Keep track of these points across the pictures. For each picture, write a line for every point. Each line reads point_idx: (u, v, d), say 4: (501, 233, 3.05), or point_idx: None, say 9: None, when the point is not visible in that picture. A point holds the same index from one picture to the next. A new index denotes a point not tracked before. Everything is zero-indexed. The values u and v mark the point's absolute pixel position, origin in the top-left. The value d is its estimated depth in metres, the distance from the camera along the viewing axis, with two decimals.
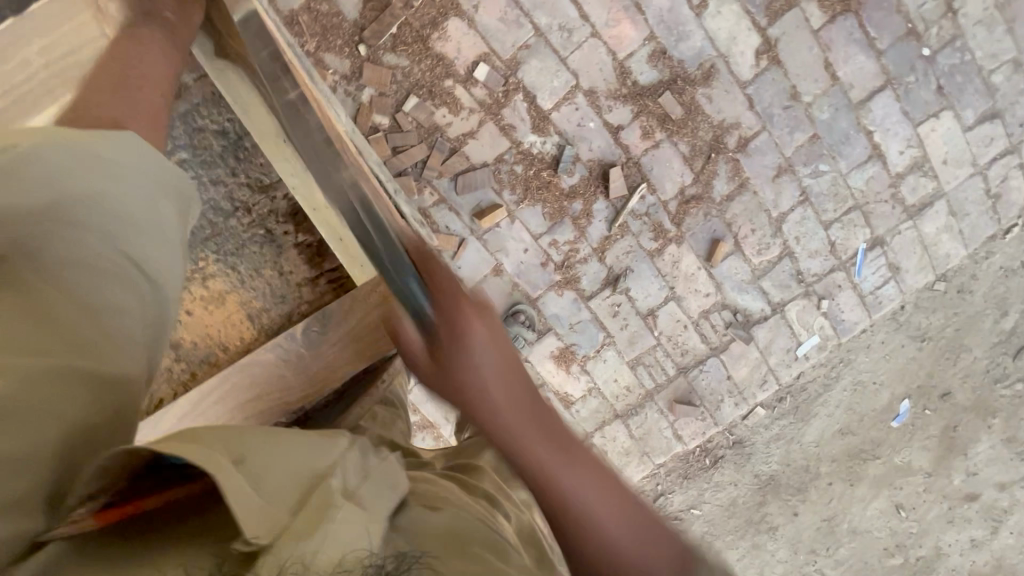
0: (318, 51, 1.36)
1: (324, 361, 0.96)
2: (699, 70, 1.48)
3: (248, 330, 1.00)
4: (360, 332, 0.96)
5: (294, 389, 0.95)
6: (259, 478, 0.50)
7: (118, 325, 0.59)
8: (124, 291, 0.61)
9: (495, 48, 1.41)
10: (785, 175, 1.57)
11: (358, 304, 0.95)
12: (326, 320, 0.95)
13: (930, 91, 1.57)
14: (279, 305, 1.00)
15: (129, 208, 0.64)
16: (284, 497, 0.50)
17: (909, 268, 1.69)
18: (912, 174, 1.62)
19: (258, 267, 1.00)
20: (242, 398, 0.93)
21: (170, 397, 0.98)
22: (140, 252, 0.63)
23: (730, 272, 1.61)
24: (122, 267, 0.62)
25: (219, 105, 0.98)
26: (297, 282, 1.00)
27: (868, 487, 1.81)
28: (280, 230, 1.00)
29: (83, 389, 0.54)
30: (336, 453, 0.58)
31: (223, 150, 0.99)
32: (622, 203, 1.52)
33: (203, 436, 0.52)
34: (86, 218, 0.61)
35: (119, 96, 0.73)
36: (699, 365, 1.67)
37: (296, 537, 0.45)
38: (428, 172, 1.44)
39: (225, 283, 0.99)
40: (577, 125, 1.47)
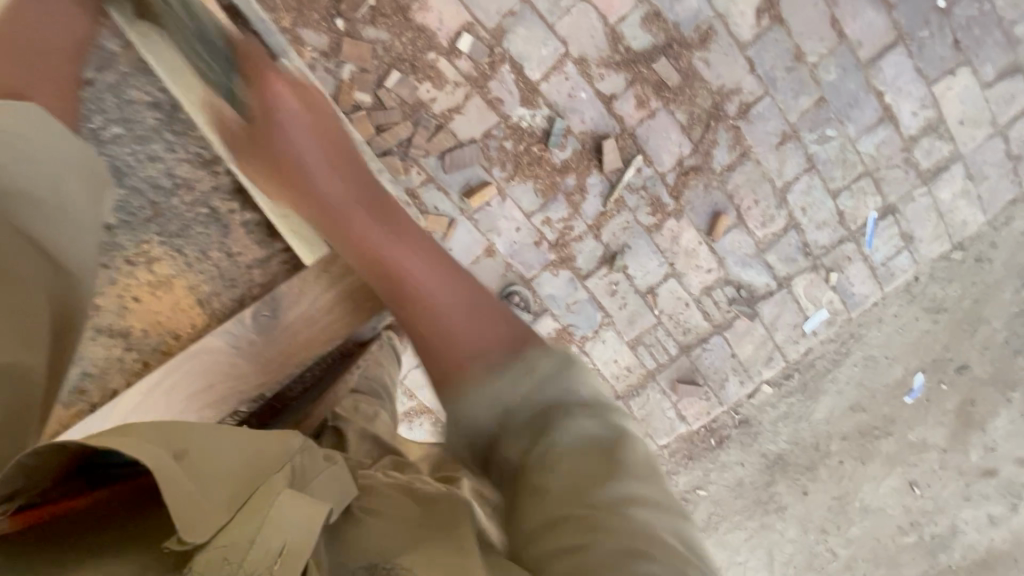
0: (294, 27, 1.30)
1: (275, 344, 0.92)
2: (696, 33, 1.40)
3: (199, 315, 0.96)
4: (312, 314, 0.93)
5: (247, 375, 0.91)
6: (202, 470, 0.50)
7: (15, 301, 0.53)
8: (31, 270, 0.56)
9: (478, 17, 1.34)
10: (789, 142, 1.49)
11: (307, 284, 0.92)
12: (275, 302, 0.92)
13: (946, 46, 1.47)
14: (230, 287, 0.97)
15: (35, 187, 0.60)
16: (220, 492, 0.49)
17: (923, 237, 1.61)
18: (926, 137, 1.53)
19: (205, 248, 0.96)
20: (194, 387, 0.89)
21: (123, 390, 0.94)
22: (40, 230, 0.59)
23: (733, 246, 1.55)
24: (24, 246, 0.57)
25: (149, 75, 0.94)
26: (246, 263, 0.97)
27: (880, 465, 1.76)
28: (225, 208, 0.97)
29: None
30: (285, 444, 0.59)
31: (158, 124, 0.94)
32: (618, 177, 1.46)
33: (139, 432, 0.50)
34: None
35: None
36: (702, 343, 1.62)
37: (230, 535, 0.45)
38: (414, 151, 1.39)
39: (171, 266, 0.95)
40: (568, 96, 1.40)
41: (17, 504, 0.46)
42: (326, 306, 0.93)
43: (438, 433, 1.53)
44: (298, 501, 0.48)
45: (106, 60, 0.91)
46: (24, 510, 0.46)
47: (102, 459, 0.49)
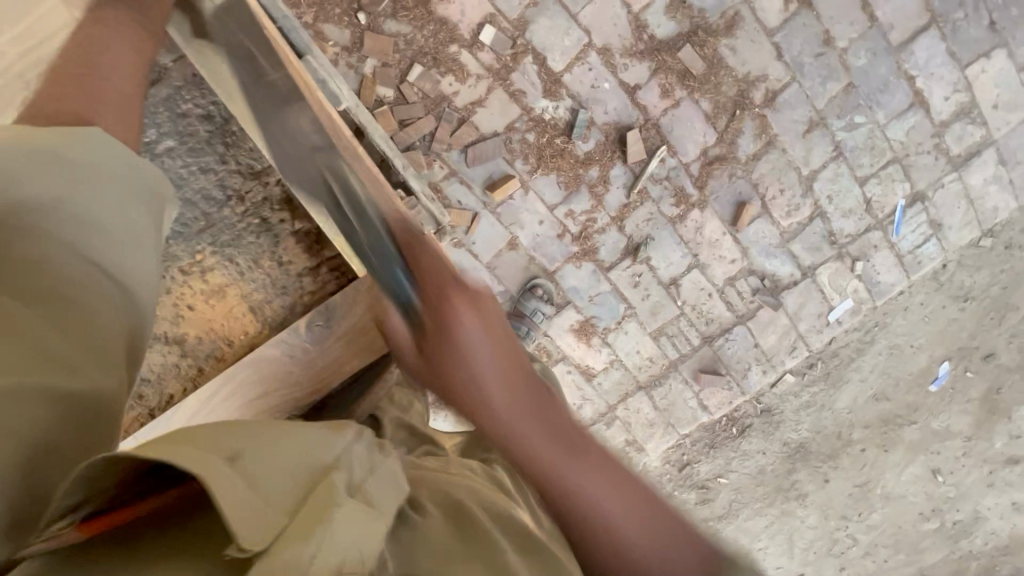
0: (316, 22, 1.29)
1: (331, 353, 0.95)
2: (722, 20, 1.37)
3: (252, 323, 0.99)
4: (366, 323, 0.96)
5: (302, 382, 0.94)
6: (259, 479, 0.44)
7: (92, 330, 0.55)
8: (101, 301, 0.57)
9: (500, 8, 1.33)
10: (817, 130, 1.46)
11: (360, 293, 0.95)
12: (330, 312, 0.95)
13: (980, 28, 1.43)
14: (281, 296, 0.99)
15: (102, 216, 0.60)
16: (284, 496, 0.44)
17: (952, 224, 1.58)
18: (958, 122, 1.49)
19: (257, 257, 0.98)
20: (251, 395, 0.93)
21: (179, 394, 0.97)
22: (110, 258, 0.59)
23: (758, 236, 1.54)
24: (98, 280, 0.58)
25: (202, 88, 0.95)
26: (297, 272, 0.99)
27: (903, 453, 1.76)
28: (276, 218, 0.98)
29: (52, 411, 0.48)
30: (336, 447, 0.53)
31: (210, 136, 0.96)
32: (641, 168, 1.44)
33: (193, 438, 0.45)
34: (59, 227, 0.57)
35: (83, 85, 0.69)
36: (725, 334, 1.62)
37: (289, 545, 0.40)
38: (437, 145, 1.38)
39: (224, 275, 0.98)
40: (591, 86, 1.39)
41: (83, 512, 0.41)
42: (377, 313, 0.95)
43: None
44: (352, 517, 0.44)
45: None
46: (92, 518, 0.41)
47: (157, 467, 0.42)
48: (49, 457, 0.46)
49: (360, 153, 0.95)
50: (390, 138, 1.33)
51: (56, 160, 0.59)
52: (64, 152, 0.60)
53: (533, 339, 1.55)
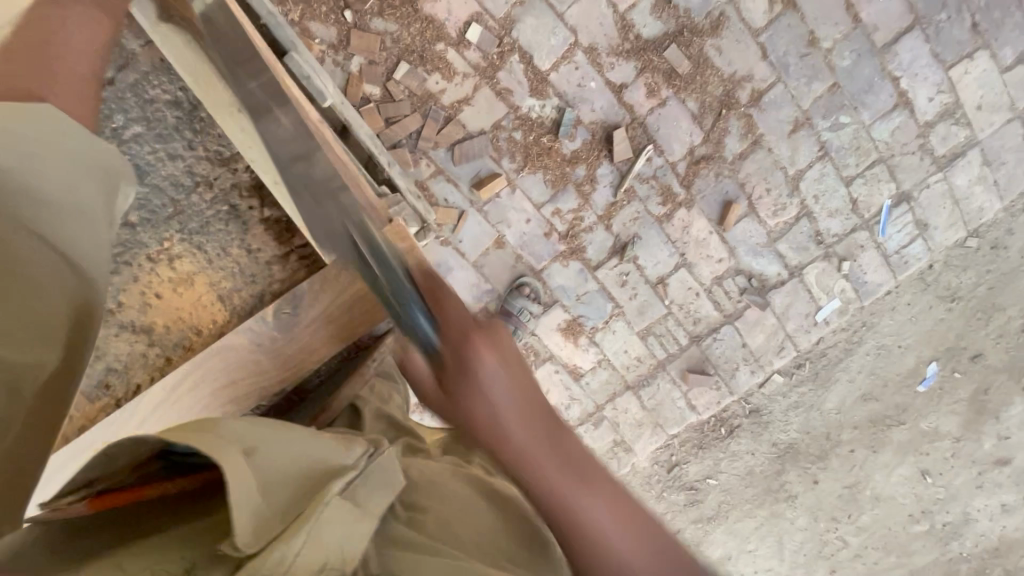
0: (301, 19, 1.29)
1: (298, 342, 0.94)
2: (707, 20, 1.38)
3: (221, 312, 0.98)
4: (332, 312, 0.95)
5: (270, 372, 0.94)
6: (268, 473, 0.49)
7: (38, 303, 0.53)
8: (46, 273, 0.56)
9: (487, 7, 1.33)
10: (802, 130, 1.47)
11: (327, 283, 0.95)
12: (297, 301, 0.95)
13: (963, 29, 1.44)
14: (250, 284, 0.98)
15: (54, 194, 0.59)
16: (280, 491, 0.48)
17: (938, 225, 1.59)
18: (942, 123, 1.50)
19: (226, 245, 0.98)
20: (218, 385, 0.92)
21: (147, 384, 0.96)
22: (66, 231, 0.59)
23: (744, 236, 1.54)
24: (46, 253, 0.56)
25: (169, 75, 0.94)
26: (266, 260, 0.99)
27: (892, 454, 1.76)
28: (244, 205, 0.98)
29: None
30: (343, 456, 0.56)
31: (179, 123, 0.96)
32: (628, 166, 1.45)
33: (217, 428, 0.50)
34: (0, 199, 0.55)
35: (37, 67, 0.69)
36: (713, 333, 1.62)
37: (280, 539, 0.44)
38: (424, 143, 1.39)
39: (192, 263, 0.97)
40: (578, 85, 1.39)
41: (100, 486, 0.49)
42: (347, 302, 0.94)
43: None
44: (341, 517, 0.48)
45: (119, 56, 0.92)
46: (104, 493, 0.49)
47: (172, 451, 0.48)
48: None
49: (333, 144, 0.95)
50: (376, 135, 1.33)
51: (10, 133, 0.58)
52: (17, 125, 0.59)
53: (520, 338, 1.55)
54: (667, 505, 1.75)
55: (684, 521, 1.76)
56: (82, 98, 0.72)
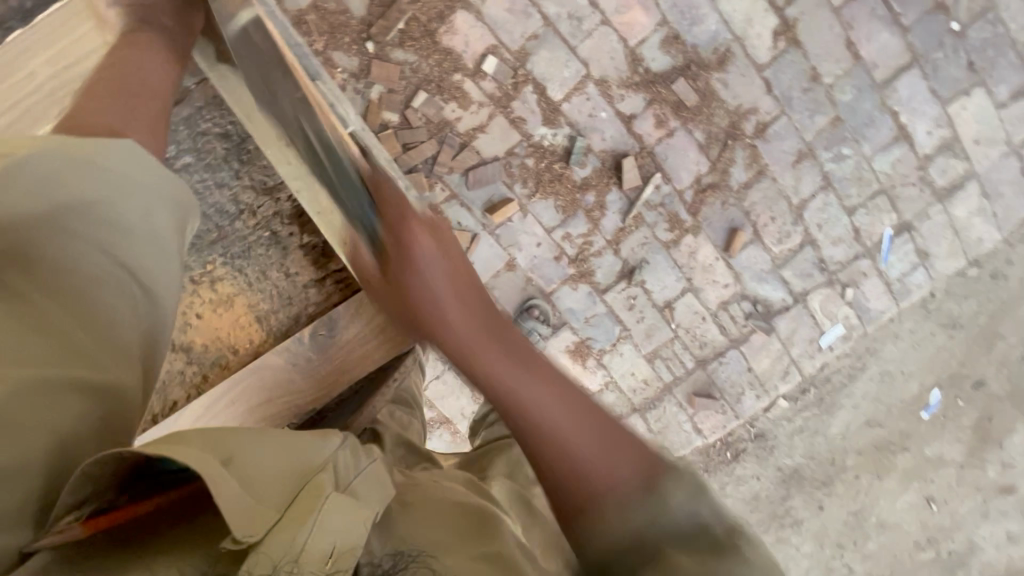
0: (325, 49, 1.35)
1: (333, 362, 0.97)
2: (714, 55, 1.43)
3: (258, 332, 1.01)
4: (368, 333, 0.98)
5: (303, 390, 0.96)
6: (251, 471, 0.50)
7: (113, 333, 0.58)
8: (121, 300, 0.60)
9: (503, 40, 1.39)
10: (806, 160, 1.51)
11: (363, 305, 0.98)
12: (333, 323, 0.97)
13: (960, 67, 1.49)
14: (287, 305, 1.01)
15: (133, 223, 0.62)
16: (274, 492, 0.51)
17: (938, 254, 1.63)
18: (941, 156, 1.55)
19: (265, 268, 1.01)
20: (253, 402, 0.95)
21: (183, 400, 0.99)
22: (136, 258, 0.62)
23: (750, 262, 1.57)
24: (122, 277, 0.60)
25: (220, 107, 0.99)
26: (303, 283, 1.02)
27: (897, 480, 1.76)
28: (284, 231, 1.01)
29: (73, 402, 0.52)
30: (321, 449, 0.58)
31: (227, 154, 1.00)
32: (637, 194, 1.49)
33: (187, 439, 0.50)
34: (88, 230, 0.59)
35: (117, 103, 0.72)
36: (719, 357, 1.64)
37: (289, 524, 0.48)
38: (439, 168, 1.43)
39: (233, 285, 1.00)
40: (589, 115, 1.44)
41: (87, 510, 0.47)
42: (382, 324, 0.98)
43: (457, 443, 1.57)
44: (343, 503, 0.52)
45: None
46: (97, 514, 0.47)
47: (157, 467, 0.48)
48: (67, 452, 0.50)
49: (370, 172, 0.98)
50: (394, 160, 1.38)
51: (88, 169, 0.60)
52: (98, 163, 0.61)
53: None
54: None
55: None
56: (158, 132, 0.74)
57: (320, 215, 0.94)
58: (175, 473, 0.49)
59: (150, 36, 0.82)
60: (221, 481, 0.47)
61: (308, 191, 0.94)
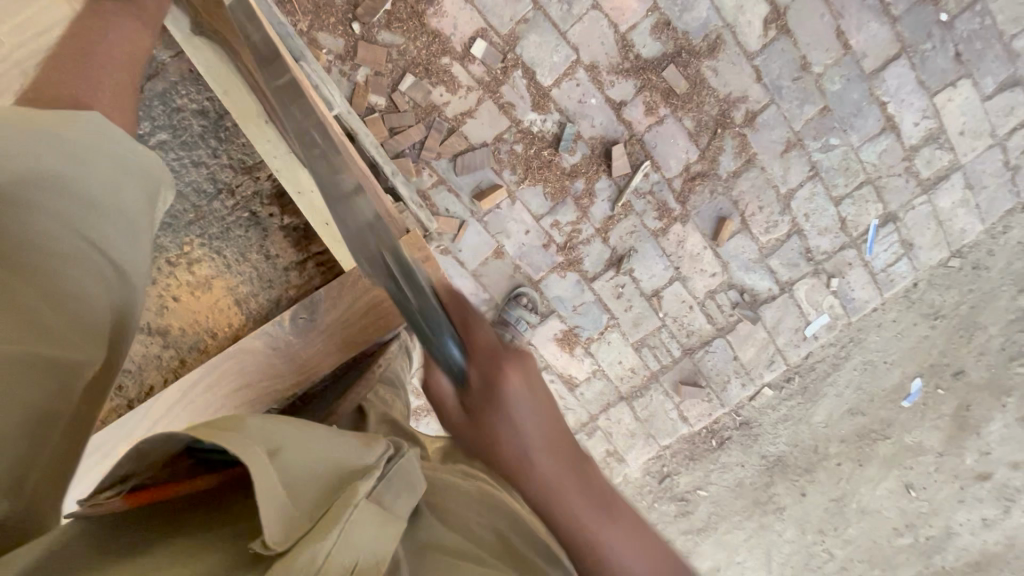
0: (309, 29, 1.31)
1: (314, 346, 0.96)
2: (704, 42, 1.42)
3: (237, 315, 0.99)
4: (350, 317, 0.97)
5: (284, 375, 0.95)
6: (290, 471, 0.46)
7: (79, 310, 0.56)
8: (88, 273, 0.58)
9: (492, 23, 1.37)
10: (794, 150, 1.52)
11: (345, 287, 0.96)
12: (313, 305, 0.96)
13: (947, 59, 1.50)
14: (267, 289, 1.00)
15: (99, 197, 0.61)
16: (307, 496, 0.46)
17: (922, 245, 1.64)
18: (927, 147, 1.56)
19: (244, 251, 0.99)
20: (232, 386, 0.93)
21: (160, 385, 0.97)
22: (102, 233, 0.60)
23: (737, 251, 1.58)
24: (86, 250, 0.58)
25: (196, 84, 0.96)
26: (283, 266, 1.00)
27: (877, 468, 1.80)
28: (264, 212, 0.99)
29: (44, 377, 0.49)
30: (373, 456, 0.53)
31: (203, 131, 0.97)
32: (626, 182, 1.48)
33: (243, 427, 0.48)
34: (52, 203, 0.57)
35: (84, 73, 0.70)
36: (705, 346, 1.65)
37: (314, 535, 0.42)
38: (427, 153, 1.41)
39: (210, 267, 0.98)
40: (578, 102, 1.42)
41: (131, 485, 0.45)
42: (364, 309, 0.97)
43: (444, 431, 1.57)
44: (371, 516, 0.45)
45: None
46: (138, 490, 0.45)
47: (201, 449, 0.46)
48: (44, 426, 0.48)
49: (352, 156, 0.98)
50: (380, 145, 1.35)
51: (61, 141, 0.60)
52: (63, 135, 0.60)
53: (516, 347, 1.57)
54: (657, 516, 1.77)
55: (674, 532, 1.78)
56: (126, 106, 0.73)
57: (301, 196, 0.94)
58: (222, 457, 0.47)
59: (129, 12, 0.78)
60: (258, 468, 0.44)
61: (291, 174, 0.92)
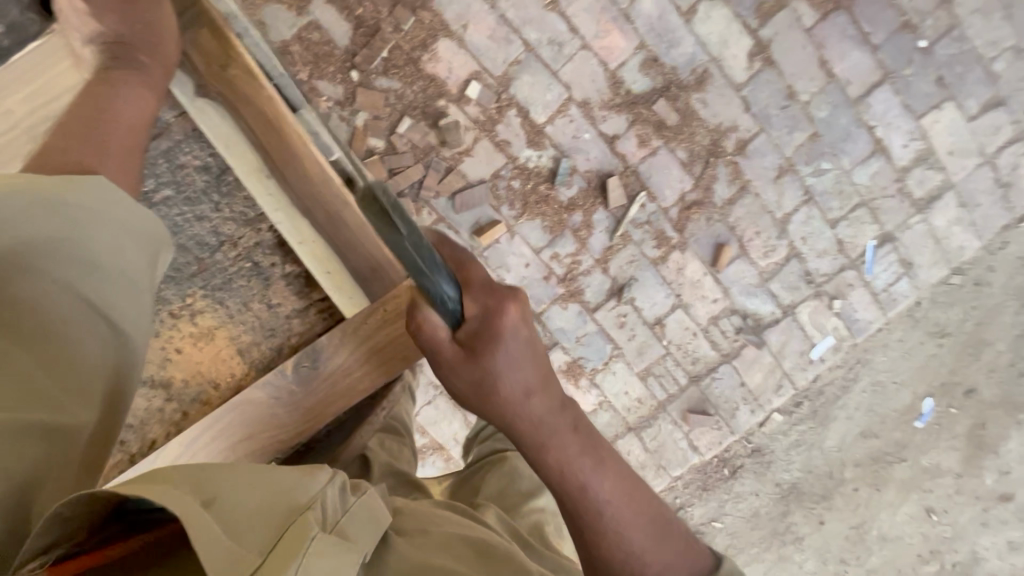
0: (307, 77, 1.34)
1: (318, 395, 0.96)
2: (692, 76, 1.45)
3: (240, 365, 0.99)
4: (352, 364, 0.97)
5: (287, 425, 0.95)
6: (231, 518, 0.50)
7: (78, 367, 0.61)
8: (80, 330, 0.63)
9: (486, 66, 1.39)
10: (786, 176, 1.54)
11: (348, 333, 0.96)
12: (316, 354, 0.96)
13: (930, 82, 1.53)
14: (269, 337, 1.00)
15: (100, 257, 0.65)
16: (255, 536, 0.49)
17: (922, 263, 1.65)
18: (918, 168, 1.58)
19: (247, 300, 1.00)
20: (235, 439, 0.92)
21: (162, 439, 0.97)
22: (100, 295, 0.65)
23: (737, 276, 1.58)
24: (86, 312, 0.64)
25: (200, 141, 0.99)
26: (286, 313, 1.01)
27: (895, 492, 1.76)
28: (267, 261, 1.00)
29: (40, 443, 0.53)
30: (311, 486, 0.57)
31: (207, 186, 0.99)
32: (622, 213, 1.50)
33: (172, 480, 0.52)
34: (54, 266, 0.62)
35: (87, 138, 0.74)
36: (711, 373, 1.65)
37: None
38: (426, 192, 1.43)
39: (214, 318, 0.99)
40: (572, 137, 1.45)
41: (55, 556, 0.48)
42: (362, 360, 0.97)
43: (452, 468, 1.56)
44: (328, 552, 0.50)
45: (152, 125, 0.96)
46: (61, 562, 0.48)
47: (133, 507, 0.51)
48: (33, 491, 0.51)
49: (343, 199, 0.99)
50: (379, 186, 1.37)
51: (72, 206, 0.64)
52: (67, 199, 0.64)
53: None
54: None
55: None
56: (127, 171, 0.76)
57: (302, 246, 0.98)
58: (156, 511, 0.51)
59: (132, 77, 0.83)
60: (189, 521, 0.47)
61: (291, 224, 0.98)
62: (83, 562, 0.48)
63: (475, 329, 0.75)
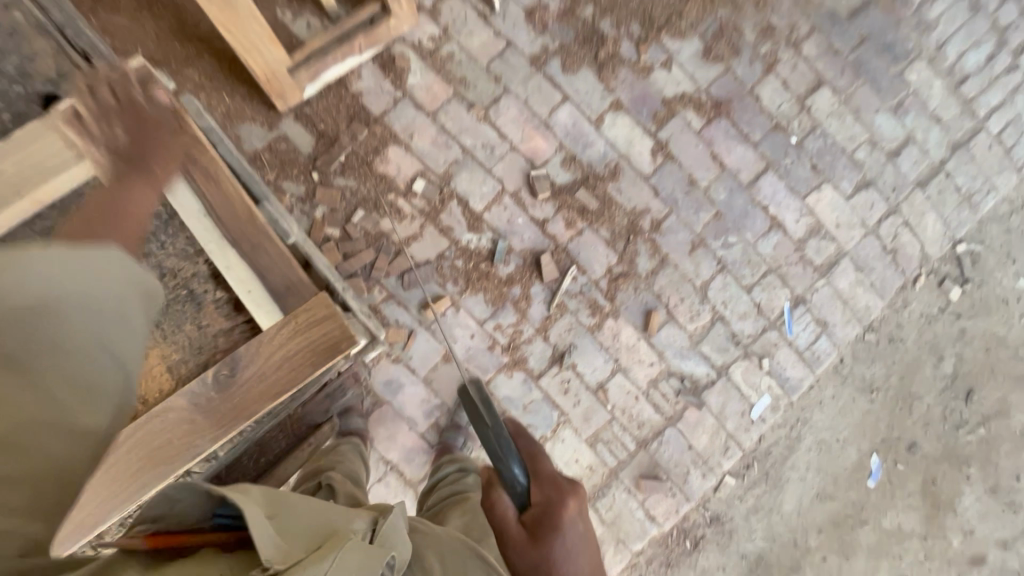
0: (274, 178, 1.56)
1: (232, 399, 1.10)
2: (606, 169, 1.72)
3: (168, 382, 1.16)
4: (264, 372, 1.12)
5: (205, 429, 1.09)
6: (290, 528, 0.72)
7: (92, 383, 0.67)
8: (93, 368, 0.67)
9: (429, 165, 1.63)
10: (700, 249, 1.75)
11: (262, 346, 1.13)
12: (234, 364, 1.11)
13: (807, 169, 1.82)
14: (196, 355, 1.18)
15: (100, 299, 0.69)
16: (304, 542, 0.69)
17: (836, 322, 1.81)
18: (813, 238, 1.81)
19: (180, 323, 1.18)
20: (159, 444, 1.07)
21: None
22: (98, 340, 0.68)
23: (669, 340, 1.72)
24: (110, 365, 0.69)
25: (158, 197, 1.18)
26: (213, 333, 1.20)
27: (865, 561, 1.79)
28: (200, 288, 1.20)
29: (61, 438, 0.63)
30: (350, 524, 0.79)
31: (156, 229, 1.18)
32: (557, 285, 1.67)
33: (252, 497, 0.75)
34: (68, 309, 0.67)
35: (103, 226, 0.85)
36: (658, 437, 1.69)
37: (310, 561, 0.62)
38: (377, 272, 1.59)
39: (147, 341, 1.17)
40: (507, 221, 1.66)
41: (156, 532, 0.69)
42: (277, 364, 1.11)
43: None
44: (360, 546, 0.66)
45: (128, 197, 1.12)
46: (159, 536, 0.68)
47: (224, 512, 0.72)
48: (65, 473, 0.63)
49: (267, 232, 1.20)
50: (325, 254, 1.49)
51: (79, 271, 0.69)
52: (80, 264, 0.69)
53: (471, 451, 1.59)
54: None
55: None
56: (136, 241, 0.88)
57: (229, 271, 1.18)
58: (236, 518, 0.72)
59: (140, 175, 0.98)
60: (255, 521, 0.67)
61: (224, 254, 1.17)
62: (173, 541, 0.68)
63: (537, 516, 0.90)
